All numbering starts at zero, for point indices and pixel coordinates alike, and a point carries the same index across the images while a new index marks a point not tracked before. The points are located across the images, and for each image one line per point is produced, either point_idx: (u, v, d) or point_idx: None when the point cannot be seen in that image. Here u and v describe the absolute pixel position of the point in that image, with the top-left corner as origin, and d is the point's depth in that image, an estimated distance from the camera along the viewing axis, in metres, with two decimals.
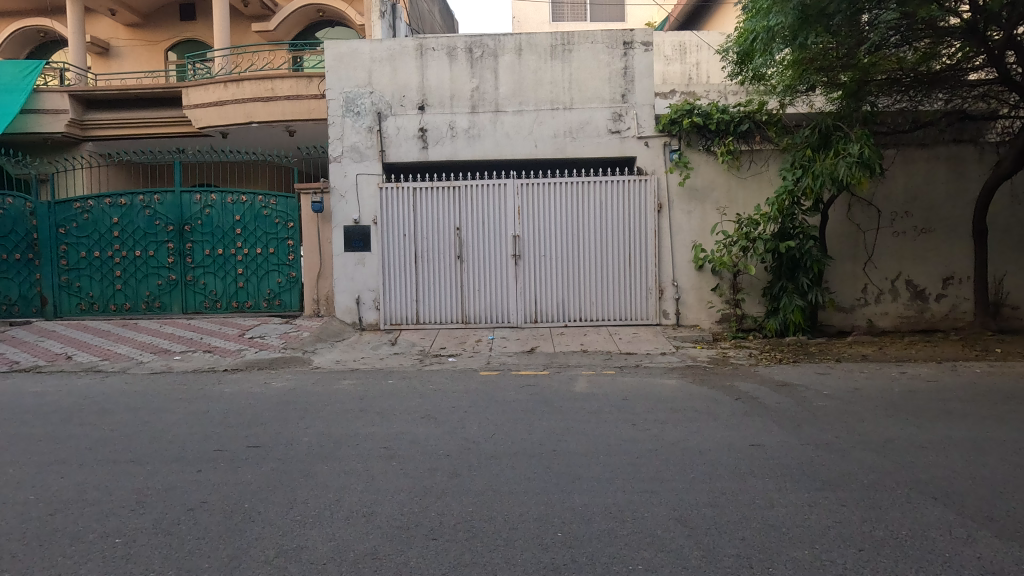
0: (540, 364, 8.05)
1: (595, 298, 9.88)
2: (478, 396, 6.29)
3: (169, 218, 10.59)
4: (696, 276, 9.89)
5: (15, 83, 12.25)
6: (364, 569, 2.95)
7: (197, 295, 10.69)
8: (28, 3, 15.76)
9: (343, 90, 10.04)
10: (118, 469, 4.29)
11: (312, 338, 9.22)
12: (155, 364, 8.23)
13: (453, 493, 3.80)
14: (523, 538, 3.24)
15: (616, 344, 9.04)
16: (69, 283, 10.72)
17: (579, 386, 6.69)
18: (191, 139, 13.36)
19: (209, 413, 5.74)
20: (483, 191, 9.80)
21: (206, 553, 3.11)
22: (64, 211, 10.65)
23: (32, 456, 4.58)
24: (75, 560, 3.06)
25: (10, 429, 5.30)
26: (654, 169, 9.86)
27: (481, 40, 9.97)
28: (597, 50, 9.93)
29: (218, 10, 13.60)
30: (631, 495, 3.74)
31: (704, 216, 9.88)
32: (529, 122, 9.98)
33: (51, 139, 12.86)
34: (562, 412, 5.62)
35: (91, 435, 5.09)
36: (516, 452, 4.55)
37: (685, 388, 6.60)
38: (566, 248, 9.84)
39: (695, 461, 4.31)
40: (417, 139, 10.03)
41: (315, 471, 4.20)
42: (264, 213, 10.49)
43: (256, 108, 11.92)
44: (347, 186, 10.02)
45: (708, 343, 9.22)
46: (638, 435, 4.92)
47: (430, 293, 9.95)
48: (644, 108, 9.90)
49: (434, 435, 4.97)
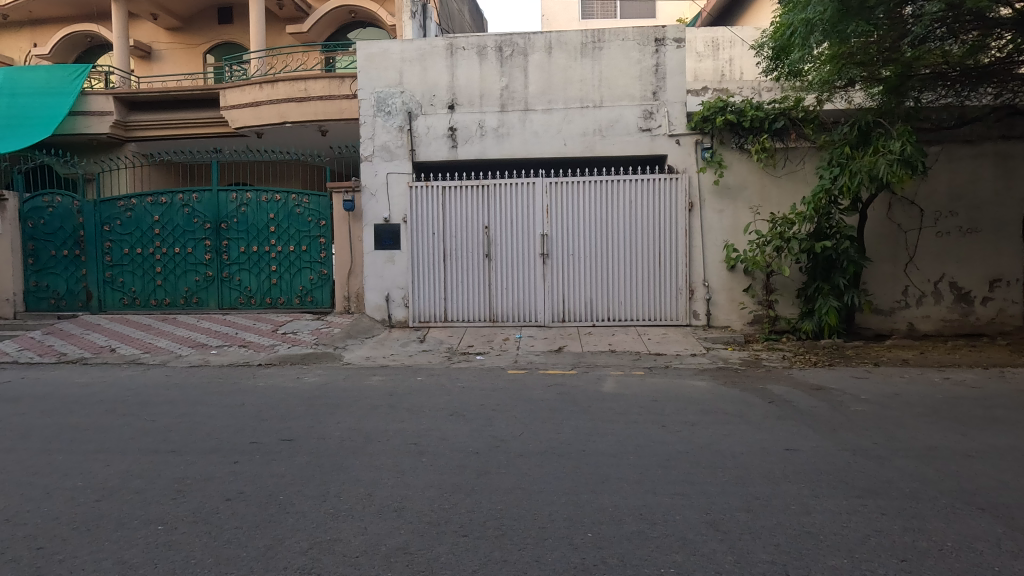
0: (568, 364, 8.00)
1: (624, 298, 9.80)
2: (506, 394, 6.31)
3: (206, 216, 10.90)
4: (728, 277, 9.74)
5: (65, 87, 12.81)
6: (395, 564, 2.98)
7: (232, 291, 10.98)
8: (76, 9, 16.38)
9: (375, 90, 10.16)
10: (159, 458, 4.44)
11: (342, 335, 9.39)
12: (193, 358, 8.49)
13: (482, 491, 3.82)
14: (553, 537, 3.23)
15: (645, 345, 8.95)
16: (112, 278, 11.13)
17: (607, 387, 6.64)
18: (228, 140, 13.73)
19: (244, 406, 5.90)
20: (512, 190, 9.81)
21: (244, 543, 3.19)
22: (109, 210, 11.07)
23: (80, 444, 4.78)
24: (121, 545, 3.18)
25: (59, 418, 5.54)
26: (685, 168, 9.73)
27: (511, 38, 9.98)
28: (628, 47, 9.83)
29: (254, 13, 13.94)
30: (662, 498, 3.70)
31: (737, 215, 9.71)
32: (558, 121, 9.94)
33: (97, 140, 13.37)
34: (590, 412, 5.59)
35: (133, 425, 5.28)
36: (545, 451, 4.55)
37: (717, 390, 6.49)
38: (595, 247, 9.78)
39: (727, 464, 4.24)
40: (446, 139, 10.10)
41: (347, 465, 4.27)
42: (297, 212, 10.72)
43: (290, 108, 12.16)
44: (378, 184, 10.15)
45: (739, 344, 9.06)
46: (668, 437, 4.87)
47: (457, 291, 10.01)
48: (675, 106, 9.78)
49: (463, 432, 5.01)
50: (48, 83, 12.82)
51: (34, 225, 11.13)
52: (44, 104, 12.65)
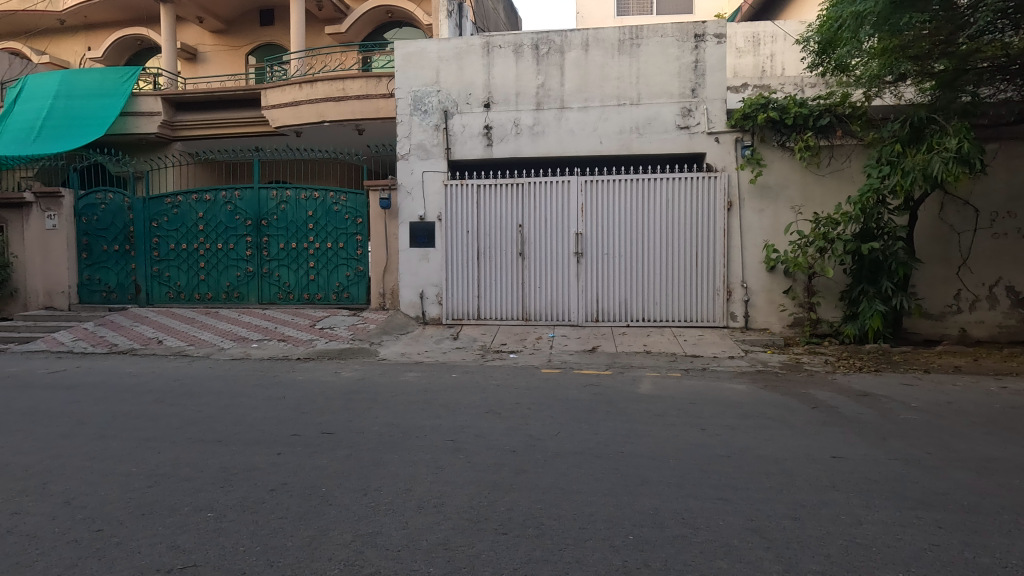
0: (602, 364, 7.94)
1: (659, 298, 9.67)
2: (540, 393, 6.30)
3: (248, 213, 11.20)
4: (767, 278, 9.52)
5: (117, 88, 13.37)
6: (437, 559, 3.00)
7: (272, 286, 11.25)
8: (127, 14, 17.05)
9: (411, 89, 10.26)
10: (206, 447, 4.58)
11: (378, 331, 9.52)
12: (235, 350, 8.75)
13: (520, 489, 3.81)
14: (594, 538, 3.21)
15: (681, 346, 8.82)
16: (159, 273, 11.55)
17: (643, 388, 6.57)
18: (268, 139, 14.09)
19: (284, 399, 6.05)
20: (547, 188, 9.78)
21: (289, 532, 3.26)
22: (157, 206, 11.50)
23: (133, 432, 4.97)
24: (173, 530, 3.28)
25: (112, 406, 5.79)
26: (724, 166, 9.55)
27: (548, 36, 9.95)
28: (667, 43, 9.68)
29: (295, 14, 14.25)
30: (704, 502, 3.63)
31: (778, 214, 9.48)
32: (594, 118, 9.86)
33: (145, 139, 13.87)
34: (626, 413, 5.53)
35: (181, 415, 5.47)
36: (582, 451, 4.52)
37: (757, 393, 6.34)
38: (630, 246, 9.67)
39: (771, 471, 4.13)
40: (481, 137, 10.13)
41: (385, 460, 4.33)
42: (335, 209, 10.91)
43: (328, 107, 12.39)
44: (413, 182, 10.25)
45: (779, 347, 8.82)
46: (707, 440, 4.77)
47: (491, 289, 10.04)
48: (714, 103, 9.60)
49: (498, 430, 5.02)
50: (102, 86, 13.42)
51: (88, 221, 11.63)
52: (98, 105, 13.25)
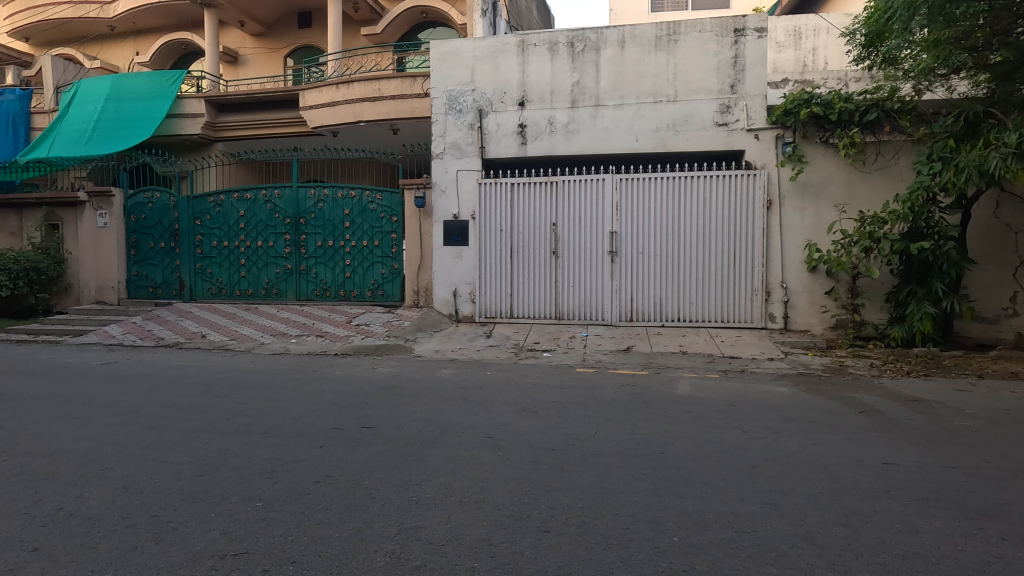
0: (637, 364, 7.87)
1: (695, 298, 9.51)
2: (575, 392, 6.27)
3: (287, 211, 11.47)
4: (809, 278, 9.27)
5: (164, 91, 13.85)
6: (481, 554, 3.01)
7: (309, 283, 11.49)
8: (173, 19, 17.65)
9: (446, 89, 10.33)
10: (252, 439, 4.72)
11: (412, 328, 9.62)
12: (275, 345, 8.98)
13: (560, 488, 3.80)
14: (637, 538, 3.17)
15: (718, 347, 8.65)
16: (202, 269, 11.93)
17: (681, 389, 6.47)
18: (306, 139, 14.38)
19: (324, 393, 6.18)
20: (581, 186, 9.72)
21: (335, 524, 3.32)
22: (200, 205, 11.88)
23: (183, 422, 5.16)
24: (225, 518, 3.38)
25: (161, 397, 6.01)
26: (764, 163, 9.33)
27: (583, 33, 9.89)
28: (705, 38, 9.50)
29: (332, 16, 14.52)
30: (749, 506, 3.55)
31: (820, 213, 9.23)
32: (630, 116, 9.75)
33: (190, 140, 14.33)
34: (665, 414, 5.45)
35: (226, 407, 5.63)
36: (621, 451, 4.48)
37: (799, 397, 6.17)
38: (666, 244, 9.53)
39: (819, 476, 4.01)
40: (516, 136, 10.12)
41: (425, 455, 4.37)
42: (370, 208, 11.08)
43: (364, 108, 12.58)
44: (448, 181, 10.32)
45: (821, 349, 8.56)
46: (750, 443, 4.67)
47: (524, 288, 10.03)
48: (754, 99, 9.39)
49: (536, 428, 5.01)
50: (149, 89, 13.90)
51: (136, 219, 12.10)
52: (146, 108, 13.75)
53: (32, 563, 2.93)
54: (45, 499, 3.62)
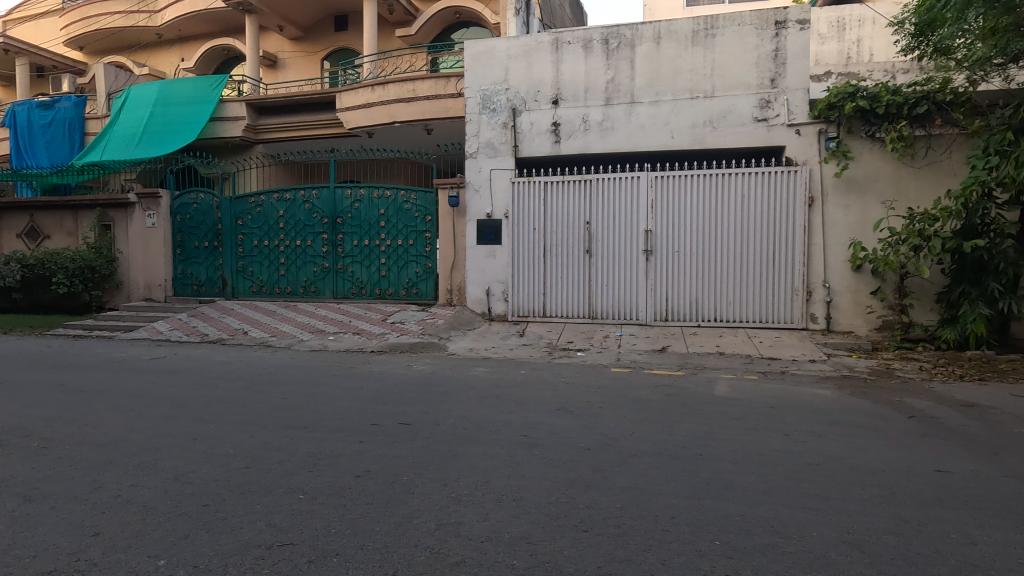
0: (674, 364, 7.76)
1: (733, 298, 9.31)
2: (610, 392, 6.22)
3: (325, 211, 11.72)
4: (853, 278, 8.98)
5: (207, 95, 14.31)
6: (520, 552, 3.02)
7: (346, 281, 11.72)
8: (216, 26, 18.24)
9: (480, 88, 10.36)
10: (294, 433, 4.84)
11: (446, 326, 9.71)
12: (313, 342, 9.19)
13: (598, 488, 3.77)
14: (678, 541, 3.13)
15: (757, 348, 8.45)
16: (244, 268, 12.30)
17: (719, 390, 6.35)
18: (342, 140, 14.66)
19: (362, 389, 6.29)
20: (616, 184, 9.63)
21: (376, 518, 3.38)
22: (242, 206, 12.25)
23: (228, 415, 5.33)
24: (270, 509, 3.48)
25: (208, 390, 6.23)
26: (806, 159, 9.07)
27: (618, 30, 9.79)
28: (744, 32, 9.30)
29: (368, 19, 14.76)
30: (794, 511, 3.45)
31: (865, 210, 8.92)
32: (666, 112, 9.60)
33: (231, 142, 14.78)
34: (703, 416, 5.35)
35: (268, 402, 5.79)
36: (659, 452, 4.41)
37: (844, 400, 5.98)
38: (702, 243, 9.37)
39: (867, 482, 3.87)
40: (550, 134, 10.09)
41: (462, 453, 4.40)
42: (405, 207, 11.23)
43: (399, 108, 12.74)
44: (481, 180, 10.35)
45: (866, 351, 8.27)
46: (793, 446, 4.55)
47: (557, 286, 9.99)
48: (796, 93, 9.14)
49: (572, 427, 4.99)
50: (194, 93, 14.38)
51: (182, 220, 12.56)
52: (191, 112, 14.24)
53: (93, 547, 3.08)
54: (102, 487, 3.79)
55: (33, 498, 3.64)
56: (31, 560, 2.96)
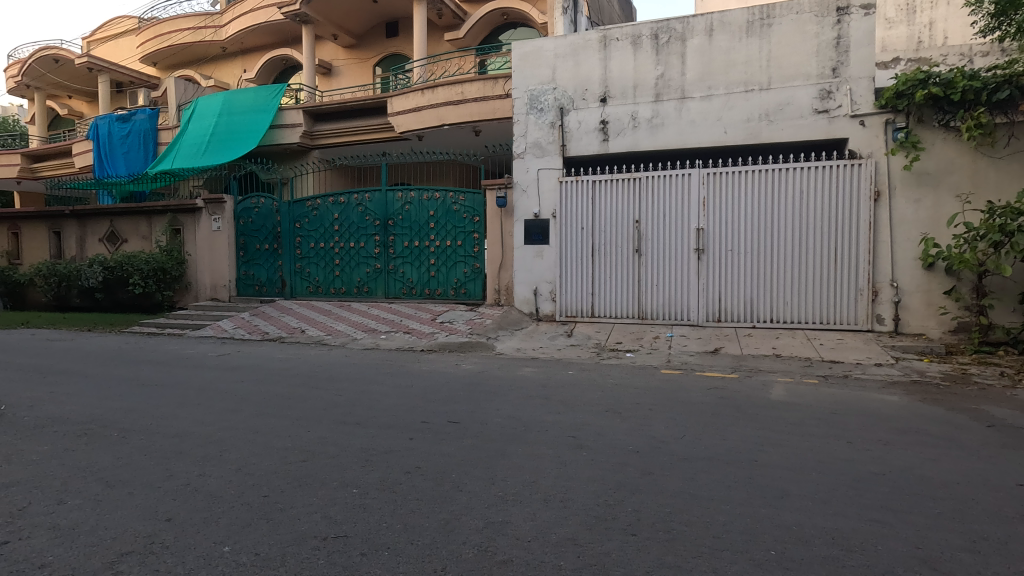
0: (727, 366, 7.53)
1: (791, 299, 8.94)
2: (661, 394, 6.09)
3: (377, 213, 12.05)
4: (925, 276, 8.44)
5: (267, 103, 14.98)
6: (567, 553, 3.01)
7: (397, 282, 12.01)
8: (276, 37, 19.06)
9: (528, 88, 10.36)
10: (347, 429, 5.00)
11: (494, 326, 9.78)
12: (366, 341, 9.46)
13: (647, 491, 3.71)
14: (731, 549, 3.03)
15: (817, 350, 8.08)
16: (301, 269, 12.80)
17: (775, 393, 6.12)
18: (393, 144, 15.01)
19: (412, 388, 6.43)
20: (666, 182, 9.44)
21: (425, 514, 3.44)
22: (300, 209, 12.75)
23: (286, 411, 5.56)
24: (325, 502, 3.61)
25: (268, 387, 6.52)
26: (871, 152, 8.60)
27: (668, 24, 9.58)
28: (803, 20, 8.92)
29: (418, 24, 15.06)
30: (857, 523, 3.28)
31: (938, 204, 8.37)
32: (718, 107, 9.32)
33: (290, 148, 15.40)
34: (759, 421, 5.15)
35: (323, 398, 6.01)
36: (711, 457, 4.29)
37: (914, 406, 5.63)
38: (758, 241, 9.04)
39: (939, 495, 3.63)
40: (598, 132, 9.99)
41: (510, 452, 4.42)
42: (454, 209, 11.39)
43: (448, 111, 12.93)
44: (529, 180, 10.34)
45: (939, 355, 7.75)
46: (856, 455, 4.32)
47: (606, 286, 9.88)
48: (860, 82, 8.69)
49: (620, 430, 4.92)
50: (255, 102, 15.09)
51: (244, 223, 13.20)
52: (253, 120, 14.94)
53: (165, 531, 3.28)
54: (174, 476, 4.04)
55: (113, 483, 3.93)
56: (111, 541, 3.18)
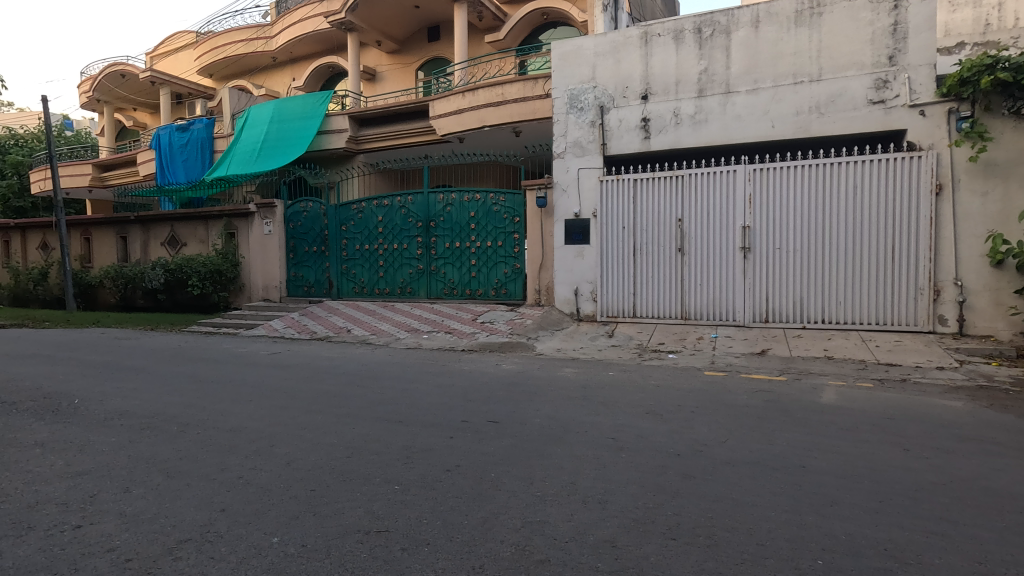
0: (774, 368, 7.30)
1: (845, 299, 8.57)
2: (704, 396, 5.97)
3: (419, 215, 12.27)
4: (993, 275, 7.96)
5: (315, 110, 15.47)
6: (605, 555, 2.99)
7: (439, 282, 12.19)
8: (323, 45, 19.67)
9: (568, 88, 10.32)
10: (390, 426, 5.13)
11: (534, 326, 9.80)
12: (409, 341, 9.65)
13: (688, 495, 3.65)
14: (775, 557, 2.94)
15: (872, 352, 7.72)
16: (347, 270, 13.18)
17: (826, 397, 5.89)
18: (435, 146, 15.24)
19: (452, 387, 6.52)
20: (711, 179, 9.21)
21: (465, 512, 3.49)
22: (345, 213, 13.13)
23: (333, 408, 5.74)
24: (368, 497, 3.71)
25: (315, 384, 6.75)
26: (932, 143, 8.16)
27: (712, 17, 9.35)
28: (856, 7, 8.54)
29: (459, 27, 15.23)
30: (913, 534, 3.13)
31: (1008, 197, 7.88)
32: (765, 101, 9.02)
33: (336, 153, 15.86)
34: (807, 425, 4.98)
35: (368, 396, 6.18)
36: (756, 462, 4.17)
37: (979, 413, 5.31)
38: (808, 239, 8.72)
39: (1005, 508, 3.41)
40: (639, 130, 9.84)
41: (549, 453, 4.43)
42: (494, 210, 11.47)
43: (488, 112, 13.02)
44: (569, 180, 10.30)
45: (1008, 359, 7.28)
46: (913, 463, 4.11)
47: (648, 286, 9.73)
48: (920, 70, 8.24)
49: (661, 432, 4.84)
50: (304, 109, 15.61)
51: (293, 227, 13.69)
52: (302, 127, 15.47)
53: (220, 521, 3.46)
54: (228, 468, 4.25)
55: (173, 474, 4.17)
56: (171, 529, 3.38)
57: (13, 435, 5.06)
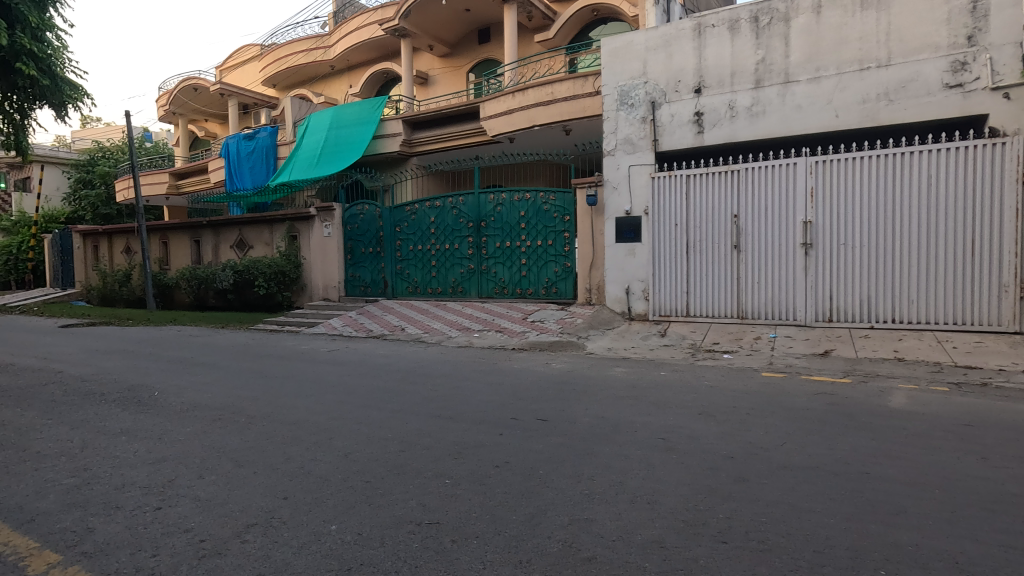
0: (838, 370, 6.97)
1: (917, 297, 8.06)
2: (760, 398, 5.78)
3: (470, 216, 12.46)
4: None
5: (371, 115, 15.96)
6: (652, 555, 2.97)
7: (490, 281, 12.33)
8: (377, 52, 20.29)
9: (618, 84, 10.20)
10: (441, 422, 5.26)
11: (585, 325, 9.76)
12: (461, 339, 9.83)
13: (740, 499, 3.56)
14: (832, 565, 2.84)
15: (949, 354, 7.22)
16: (402, 270, 13.56)
17: (895, 401, 5.57)
18: (486, 147, 15.42)
19: (502, 385, 6.60)
20: (768, 173, 8.88)
21: (513, 508, 3.55)
22: (399, 214, 13.53)
23: (387, 404, 5.95)
24: (420, 490, 3.83)
25: (371, 381, 7.00)
26: (1018, 128, 7.55)
27: (769, 5, 9.03)
28: None
29: (509, 27, 15.34)
30: (988, 547, 2.93)
31: None
32: (829, 88, 8.60)
33: (390, 157, 16.32)
34: (873, 430, 4.72)
35: (420, 393, 6.35)
36: (815, 466, 4.02)
37: None
38: (875, 233, 8.28)
39: None
40: (692, 125, 9.60)
41: (597, 452, 4.42)
42: (544, 208, 11.50)
43: (538, 112, 13.05)
44: (619, 177, 10.16)
45: None
46: (990, 472, 3.84)
47: (702, 285, 9.48)
48: (1004, 49, 7.64)
49: (714, 433, 4.74)
50: (360, 115, 16.13)
51: (351, 229, 14.21)
52: (358, 132, 16.01)
53: (283, 507, 3.67)
54: (291, 459, 4.49)
55: (242, 463, 4.45)
56: (239, 513, 3.62)
57: (102, 423, 5.53)
